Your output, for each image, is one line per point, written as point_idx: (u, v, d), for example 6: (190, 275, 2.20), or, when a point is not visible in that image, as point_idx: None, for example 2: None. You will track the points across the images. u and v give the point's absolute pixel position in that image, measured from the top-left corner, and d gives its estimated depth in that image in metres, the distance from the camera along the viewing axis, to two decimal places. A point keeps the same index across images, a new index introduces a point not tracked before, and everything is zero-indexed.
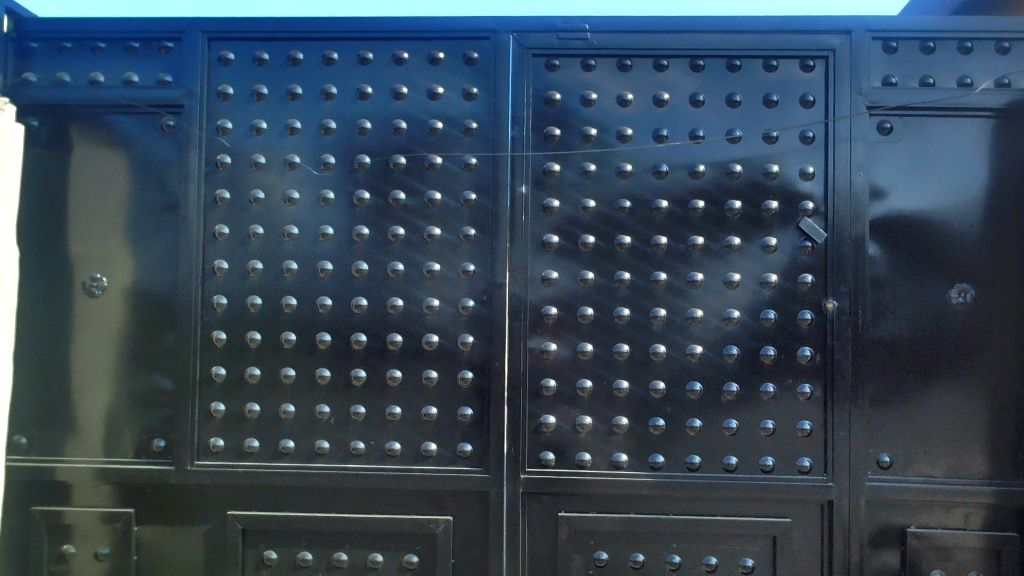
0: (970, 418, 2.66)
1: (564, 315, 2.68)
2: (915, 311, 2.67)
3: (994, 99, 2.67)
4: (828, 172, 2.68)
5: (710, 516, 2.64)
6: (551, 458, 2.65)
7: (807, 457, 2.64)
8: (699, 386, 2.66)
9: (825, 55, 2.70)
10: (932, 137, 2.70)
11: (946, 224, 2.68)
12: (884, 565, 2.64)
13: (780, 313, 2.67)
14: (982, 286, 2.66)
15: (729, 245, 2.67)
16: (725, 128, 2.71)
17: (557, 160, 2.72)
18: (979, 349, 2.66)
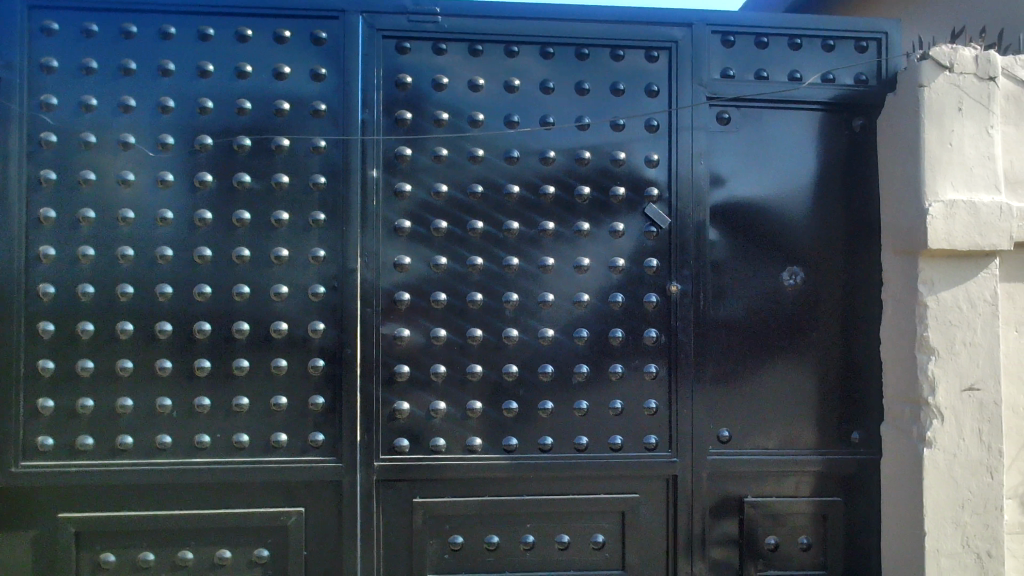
0: (801, 392, 2.83)
1: (418, 300, 2.67)
2: (751, 294, 2.82)
3: (821, 93, 2.84)
4: (671, 160, 2.78)
5: (562, 495, 2.71)
6: (405, 445, 2.64)
7: (653, 434, 2.74)
8: (551, 368, 2.71)
9: (668, 47, 2.80)
10: (766, 128, 2.86)
11: (778, 211, 2.84)
12: (724, 534, 2.78)
13: (627, 296, 2.76)
14: (811, 269, 2.84)
15: (579, 230, 2.74)
16: (574, 115, 2.76)
17: (409, 144, 2.69)
18: (808, 328, 2.84)
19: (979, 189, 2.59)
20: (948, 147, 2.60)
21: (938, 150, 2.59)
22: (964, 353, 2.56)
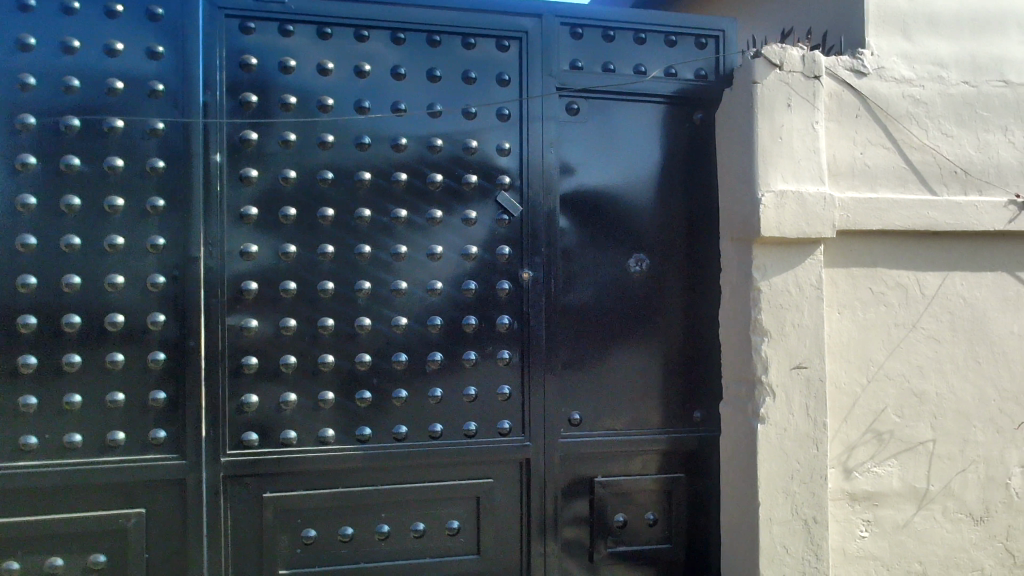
0: (647, 375, 2.94)
1: (266, 289, 2.59)
2: (600, 280, 2.90)
3: (664, 86, 2.96)
4: (522, 149, 2.82)
5: (416, 483, 2.71)
6: (254, 439, 2.56)
7: (506, 419, 2.78)
8: (404, 356, 2.70)
9: (519, 37, 2.83)
10: (613, 119, 2.94)
11: (625, 200, 2.94)
12: (575, 514, 2.86)
13: (480, 283, 2.78)
14: (656, 256, 2.96)
15: (431, 218, 2.73)
16: (426, 102, 2.75)
17: (255, 129, 2.60)
18: (654, 313, 2.95)
19: (806, 180, 2.78)
20: (778, 140, 2.76)
21: (770, 144, 2.75)
22: (793, 334, 2.74)
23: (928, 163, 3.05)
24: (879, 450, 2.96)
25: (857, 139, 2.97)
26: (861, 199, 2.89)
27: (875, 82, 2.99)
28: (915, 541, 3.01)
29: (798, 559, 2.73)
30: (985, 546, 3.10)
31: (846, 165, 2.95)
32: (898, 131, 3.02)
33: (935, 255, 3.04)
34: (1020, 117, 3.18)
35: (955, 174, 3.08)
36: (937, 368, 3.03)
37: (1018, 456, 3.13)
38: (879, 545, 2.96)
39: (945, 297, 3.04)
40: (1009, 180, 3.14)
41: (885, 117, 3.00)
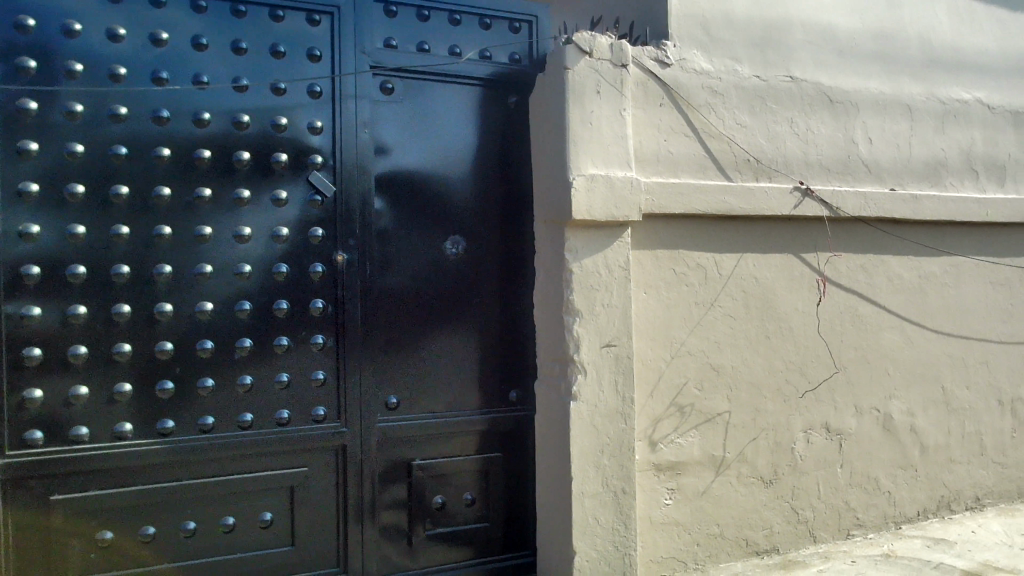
0: (464, 356, 2.95)
1: (51, 274, 2.38)
2: (416, 262, 2.87)
3: (479, 69, 2.97)
4: (335, 127, 2.74)
5: (225, 476, 2.58)
6: (39, 438, 2.35)
7: (321, 406, 2.71)
8: (210, 344, 2.56)
9: (330, 12, 2.74)
10: (429, 100, 2.91)
11: (440, 182, 2.92)
12: (393, 498, 2.83)
13: (292, 266, 2.68)
14: (472, 238, 2.97)
15: (238, 198, 2.60)
16: (231, 75, 2.61)
17: (34, 97, 2.37)
18: (471, 295, 2.96)
19: (614, 165, 2.89)
20: (589, 126, 2.85)
21: (581, 129, 2.83)
22: (603, 313, 2.85)
23: (724, 151, 3.24)
24: (681, 421, 3.13)
25: (661, 126, 3.11)
26: (665, 184, 3.03)
27: (677, 73, 3.14)
28: (713, 506, 3.22)
29: (608, 529, 2.85)
30: (773, 506, 3.36)
31: (652, 151, 3.08)
32: (698, 120, 3.19)
33: (731, 237, 3.24)
34: (804, 110, 3.45)
35: (748, 162, 3.30)
36: (732, 343, 3.25)
37: (801, 422, 3.42)
38: (682, 511, 3.14)
39: (739, 277, 3.26)
40: (794, 168, 3.41)
41: (686, 107, 3.17)
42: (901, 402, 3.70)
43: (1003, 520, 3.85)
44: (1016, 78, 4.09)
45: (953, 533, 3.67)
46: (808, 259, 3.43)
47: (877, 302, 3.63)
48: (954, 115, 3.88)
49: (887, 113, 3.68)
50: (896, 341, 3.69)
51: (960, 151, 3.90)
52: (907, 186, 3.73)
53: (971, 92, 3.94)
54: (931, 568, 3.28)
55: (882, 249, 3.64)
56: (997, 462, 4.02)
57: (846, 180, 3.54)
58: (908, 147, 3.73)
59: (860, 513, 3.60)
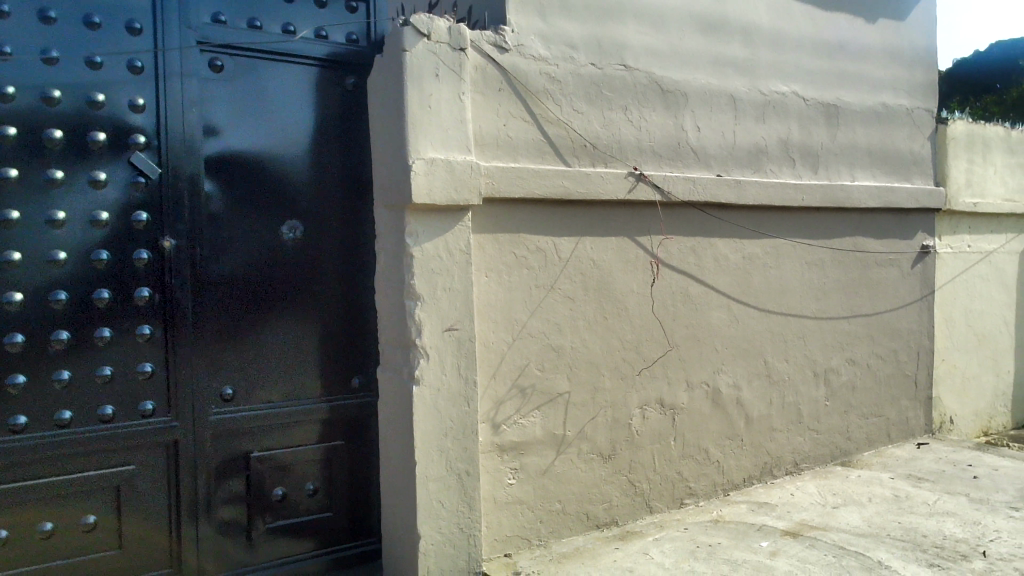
0: (304, 344, 2.88)
1: None
2: (251, 247, 2.77)
3: (314, 49, 2.89)
4: (159, 105, 2.59)
5: (41, 479, 2.41)
6: None
7: (149, 400, 2.57)
8: (21, 337, 2.38)
9: None
10: (263, 79, 2.80)
11: (276, 164, 2.82)
12: (230, 492, 2.73)
13: (113, 253, 2.52)
14: (310, 223, 2.89)
15: (50, 180, 2.42)
16: (39, 47, 2.41)
17: None
18: (310, 281, 2.89)
19: (453, 149, 2.90)
20: (428, 109, 2.83)
21: (420, 112, 2.80)
22: (445, 297, 2.85)
23: (561, 137, 3.32)
24: (523, 402, 3.19)
25: (500, 111, 3.14)
26: (505, 168, 3.07)
27: (515, 58, 3.17)
28: (555, 483, 3.30)
29: (452, 511, 2.87)
30: (612, 480, 3.49)
31: (491, 135, 3.11)
32: (536, 105, 3.25)
33: (569, 221, 3.32)
34: (637, 98, 3.57)
35: (584, 147, 3.39)
36: (572, 325, 3.33)
37: (637, 398, 3.56)
38: (525, 490, 3.21)
39: (578, 260, 3.35)
40: (627, 154, 3.53)
41: (525, 92, 3.21)
42: (728, 376, 3.93)
43: (818, 482, 4.16)
44: (827, 72, 4.40)
45: (775, 496, 3.94)
46: (642, 242, 3.56)
47: (706, 283, 3.82)
48: (772, 106, 4.13)
49: (713, 102, 3.87)
50: (723, 319, 3.90)
51: (779, 139, 4.16)
52: (732, 171, 3.95)
53: (788, 85, 4.21)
54: (755, 530, 3.51)
55: (710, 232, 3.84)
56: (813, 428, 4.34)
57: (676, 166, 3.71)
58: (732, 135, 3.95)
59: (692, 482, 3.79)
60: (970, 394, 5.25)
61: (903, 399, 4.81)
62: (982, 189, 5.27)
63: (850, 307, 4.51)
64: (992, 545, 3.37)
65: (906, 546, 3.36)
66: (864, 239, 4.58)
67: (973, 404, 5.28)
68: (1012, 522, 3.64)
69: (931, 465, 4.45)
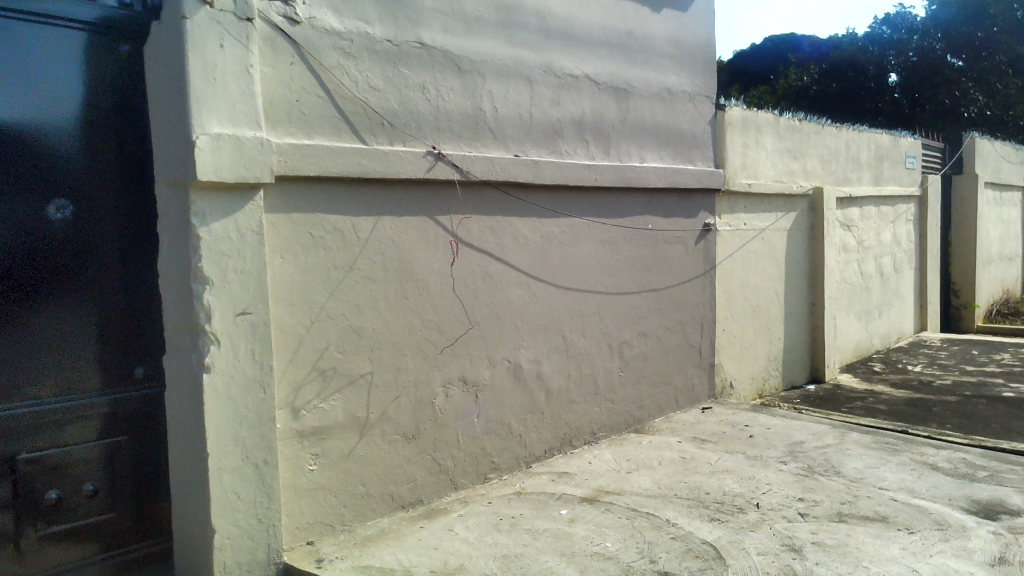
0: (77, 334, 2.65)
1: None
2: (11, 228, 2.51)
3: (82, 11, 2.64)
4: None
5: None
6: None
7: None
8: None
9: None
10: (21, 42, 2.53)
11: (39, 137, 2.57)
12: None
13: None
14: (81, 202, 2.66)
15: None
16: None
17: None
18: (84, 265, 2.67)
19: (242, 124, 2.77)
20: (213, 81, 2.67)
21: (204, 85, 2.64)
22: (236, 280, 2.72)
23: (358, 114, 3.26)
24: (323, 386, 3.12)
25: (292, 86, 3.03)
26: (298, 145, 2.97)
27: (307, 31, 3.06)
28: (359, 466, 3.26)
29: (249, 503, 2.76)
30: (417, 460, 3.49)
31: (282, 111, 2.99)
32: (331, 81, 3.16)
33: (368, 200, 3.27)
34: (435, 77, 3.57)
35: (381, 125, 3.35)
36: (372, 305, 3.29)
37: (440, 377, 3.58)
38: (328, 475, 3.14)
39: (378, 240, 3.30)
40: (425, 133, 3.53)
41: (318, 67, 3.11)
42: (528, 352, 4.03)
43: (613, 449, 4.38)
44: (617, 57, 4.58)
45: (574, 466, 4.10)
46: (442, 221, 3.57)
47: (506, 261, 3.90)
48: (566, 88, 4.26)
49: (509, 83, 3.94)
50: (522, 296, 4.00)
51: (572, 121, 4.30)
52: (528, 151, 4.04)
53: (581, 68, 4.35)
54: (555, 499, 3.63)
55: (509, 211, 3.91)
56: (609, 398, 4.55)
57: (474, 145, 3.75)
58: (528, 115, 4.04)
59: (495, 457, 3.87)
60: (747, 360, 5.70)
61: (689, 367, 5.15)
62: (755, 171, 5.71)
63: (641, 282, 4.76)
64: (764, 497, 3.68)
65: (691, 504, 3.61)
66: (653, 217, 4.84)
67: (750, 369, 5.74)
68: (781, 474, 4.00)
69: (713, 427, 4.80)
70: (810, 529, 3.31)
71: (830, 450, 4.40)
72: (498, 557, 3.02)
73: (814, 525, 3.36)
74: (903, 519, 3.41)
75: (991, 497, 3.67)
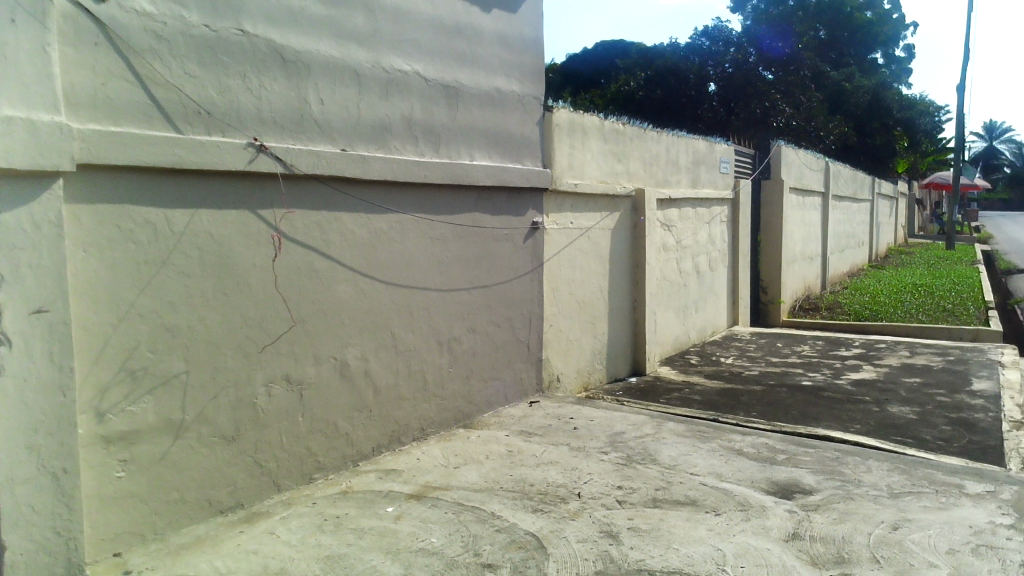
0: None
1: None
2: None
3: None
4: None
5: None
6: None
7: None
8: None
9: None
10: None
11: None
12: None
13: None
14: None
15: None
16: None
17: None
18: None
19: (37, 108, 2.57)
20: (4, 59, 2.46)
21: None
22: (30, 274, 2.52)
23: (173, 101, 3.10)
24: (131, 388, 2.95)
25: (97, 69, 2.85)
26: (102, 132, 2.80)
27: (114, 11, 2.88)
28: (172, 471, 3.10)
29: (47, 515, 2.57)
30: (236, 462, 3.37)
31: (85, 95, 2.81)
32: (142, 65, 2.99)
33: (184, 192, 3.12)
34: (256, 66, 3.45)
35: (198, 114, 3.20)
36: (187, 303, 3.14)
37: (261, 376, 3.47)
38: (137, 482, 2.98)
39: (194, 234, 3.15)
40: (247, 124, 3.40)
41: (126, 50, 2.94)
42: (355, 349, 3.98)
43: (442, 445, 4.39)
44: (446, 55, 4.60)
45: (402, 463, 4.09)
46: (264, 216, 3.46)
47: (332, 258, 3.82)
48: (394, 84, 4.23)
49: (336, 77, 3.86)
50: (349, 293, 3.94)
51: (401, 117, 4.28)
52: (355, 146, 3.98)
53: (410, 65, 4.33)
54: (381, 497, 3.61)
55: (335, 207, 3.84)
56: (437, 395, 4.57)
57: (299, 138, 3.66)
58: (355, 109, 3.98)
59: (321, 457, 3.79)
60: (573, 355, 5.88)
61: (517, 362, 5.25)
62: (580, 172, 5.90)
63: (470, 279, 4.80)
64: (585, 487, 3.82)
65: (515, 496, 3.68)
66: (483, 215, 4.89)
67: (576, 363, 5.92)
68: (602, 464, 4.16)
69: (540, 420, 4.92)
70: (627, 516, 3.46)
71: (648, 439, 4.61)
72: (321, 558, 2.97)
73: (630, 511, 3.52)
74: (710, 502, 3.64)
75: (788, 478, 3.97)
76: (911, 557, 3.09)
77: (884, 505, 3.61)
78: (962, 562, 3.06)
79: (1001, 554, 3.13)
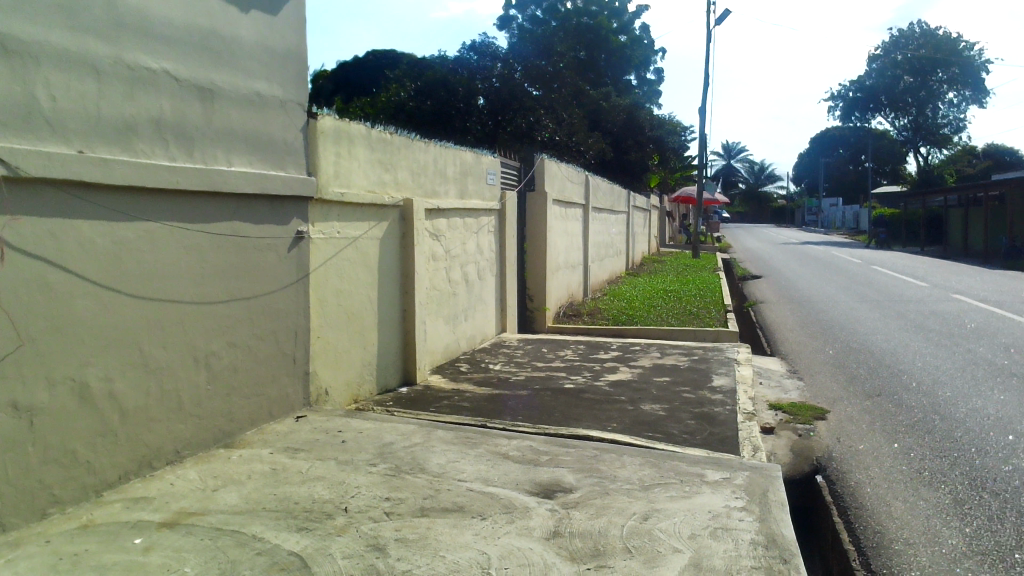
0: None
1: None
2: None
3: None
4: None
5: None
6: None
7: None
8: None
9: None
10: None
11: None
12: None
13: None
14: None
15: None
16: None
17: None
18: None
19: None
20: None
21: None
22: None
23: None
24: None
25: None
26: None
27: None
28: None
29: None
30: None
31: None
32: None
33: None
34: None
35: None
36: None
37: None
38: None
39: None
40: None
41: None
42: (97, 369, 3.66)
43: (199, 467, 4.13)
44: (200, 56, 4.36)
45: (153, 490, 3.79)
46: None
47: (68, 269, 3.49)
48: (140, 82, 3.94)
49: (71, 72, 3.54)
50: (89, 308, 3.61)
51: (149, 119, 3.99)
52: (96, 149, 3.67)
53: (159, 63, 4.06)
54: (128, 529, 3.33)
55: (71, 214, 3.51)
56: (194, 415, 4.30)
57: (26, 137, 3.32)
58: (94, 109, 3.67)
59: (55, 489, 3.44)
60: (341, 367, 5.76)
61: (282, 377, 5.06)
62: (347, 181, 5.80)
63: (229, 291, 4.56)
64: (352, 501, 3.75)
65: (278, 516, 3.54)
66: (243, 224, 4.67)
67: (344, 375, 5.81)
68: (370, 477, 4.10)
69: (307, 436, 4.77)
70: (394, 527, 3.44)
71: (417, 449, 4.61)
72: None
73: (398, 522, 3.49)
74: (477, 507, 3.70)
75: (550, 478, 4.13)
76: (658, 544, 3.32)
77: (635, 498, 3.85)
78: (702, 545, 3.32)
79: (734, 534, 3.44)
